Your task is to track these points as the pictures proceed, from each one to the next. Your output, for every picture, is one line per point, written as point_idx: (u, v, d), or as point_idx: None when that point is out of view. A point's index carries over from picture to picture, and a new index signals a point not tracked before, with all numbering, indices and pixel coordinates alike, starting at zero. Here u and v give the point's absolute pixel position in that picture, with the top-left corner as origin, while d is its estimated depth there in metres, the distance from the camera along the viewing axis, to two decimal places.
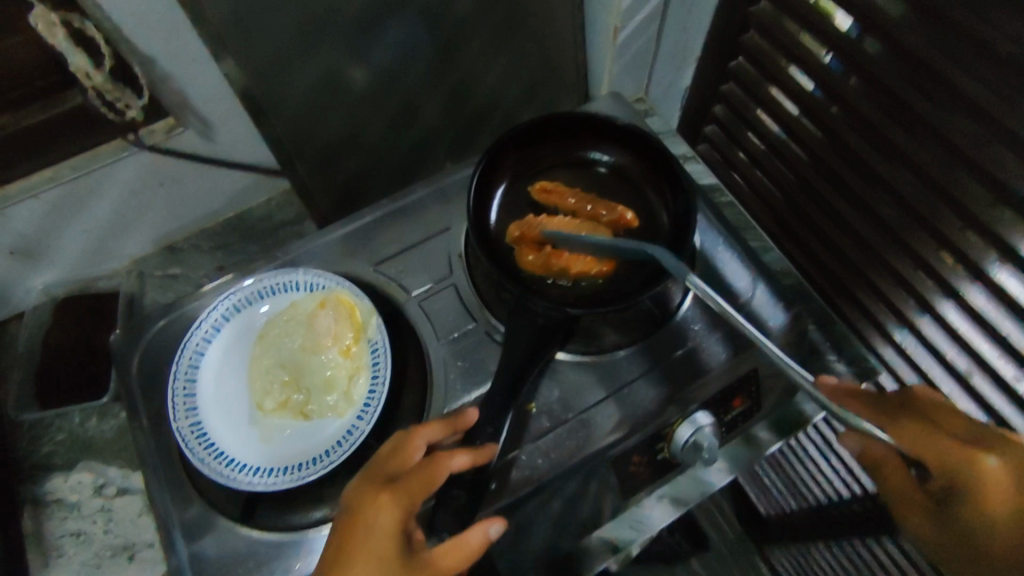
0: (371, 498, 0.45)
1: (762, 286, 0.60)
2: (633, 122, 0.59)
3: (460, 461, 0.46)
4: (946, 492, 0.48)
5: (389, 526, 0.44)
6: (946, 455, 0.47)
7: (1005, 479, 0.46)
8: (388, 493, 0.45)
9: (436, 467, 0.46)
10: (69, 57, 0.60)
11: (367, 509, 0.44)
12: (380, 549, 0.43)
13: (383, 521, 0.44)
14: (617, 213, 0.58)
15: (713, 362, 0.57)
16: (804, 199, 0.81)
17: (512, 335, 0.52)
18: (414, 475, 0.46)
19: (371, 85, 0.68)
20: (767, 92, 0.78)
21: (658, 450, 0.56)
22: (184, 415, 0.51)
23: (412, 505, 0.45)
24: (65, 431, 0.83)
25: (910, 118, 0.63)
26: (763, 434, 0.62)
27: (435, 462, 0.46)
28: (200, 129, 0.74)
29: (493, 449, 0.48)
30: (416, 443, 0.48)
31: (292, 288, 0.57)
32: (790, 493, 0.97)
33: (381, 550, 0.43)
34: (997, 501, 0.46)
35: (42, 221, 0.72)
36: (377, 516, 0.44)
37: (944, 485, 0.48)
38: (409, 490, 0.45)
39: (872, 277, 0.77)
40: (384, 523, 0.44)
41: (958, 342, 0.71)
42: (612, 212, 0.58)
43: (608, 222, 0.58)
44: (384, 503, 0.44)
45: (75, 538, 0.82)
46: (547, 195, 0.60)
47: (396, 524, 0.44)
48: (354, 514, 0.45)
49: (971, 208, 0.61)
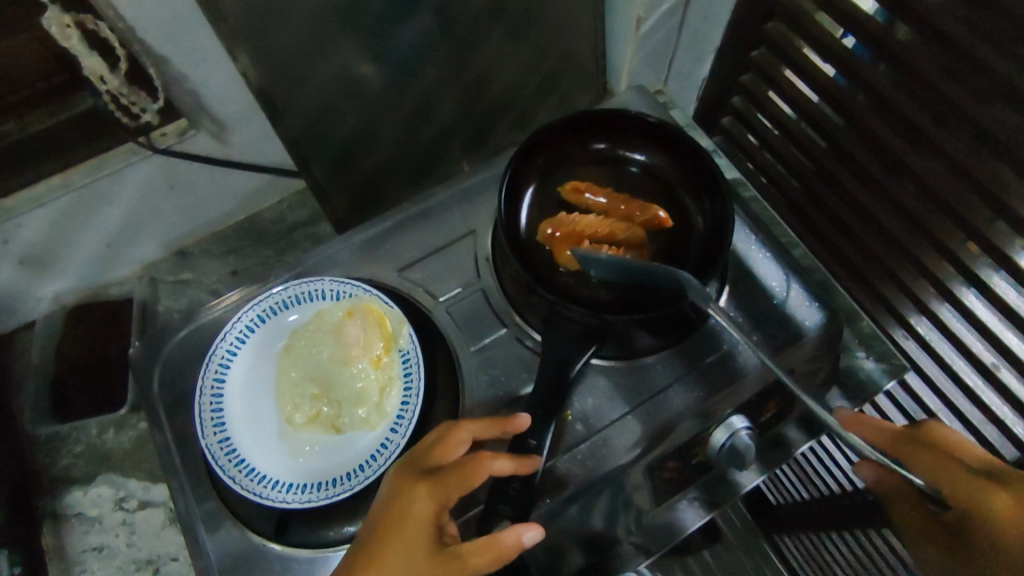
0: (408, 488, 0.46)
1: (797, 286, 0.59)
2: (664, 119, 0.58)
3: (500, 465, 0.46)
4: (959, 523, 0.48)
5: (422, 518, 0.45)
6: (954, 478, 0.48)
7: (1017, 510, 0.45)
8: (425, 486, 0.45)
9: (475, 468, 0.46)
10: (84, 61, 0.58)
11: (403, 499, 0.46)
12: (411, 539, 0.44)
13: (417, 513, 0.45)
14: (651, 213, 0.57)
15: (749, 367, 0.56)
16: (825, 190, 0.80)
17: (550, 343, 0.51)
18: (452, 472, 0.46)
19: (390, 83, 0.66)
20: (789, 82, 0.76)
21: (693, 454, 0.54)
22: (212, 431, 0.50)
23: (446, 499, 0.46)
24: (83, 443, 0.82)
25: (944, 109, 0.61)
26: (794, 435, 0.59)
27: (475, 461, 0.46)
28: (213, 132, 0.72)
29: (536, 462, 0.47)
30: (460, 437, 0.47)
31: (318, 296, 0.56)
32: (801, 484, 0.96)
33: (413, 540, 0.44)
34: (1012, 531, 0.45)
35: (52, 229, 0.71)
36: (412, 507, 0.45)
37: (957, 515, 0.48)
38: (445, 486, 0.46)
39: (893, 269, 0.76)
40: (417, 515, 0.45)
41: (984, 335, 0.71)
42: (646, 212, 0.58)
43: (642, 222, 0.57)
44: (420, 495, 0.45)
45: (97, 553, 0.80)
46: (580, 194, 0.59)
47: (429, 517, 0.45)
48: (391, 502, 0.46)
49: (1004, 199, 0.60)
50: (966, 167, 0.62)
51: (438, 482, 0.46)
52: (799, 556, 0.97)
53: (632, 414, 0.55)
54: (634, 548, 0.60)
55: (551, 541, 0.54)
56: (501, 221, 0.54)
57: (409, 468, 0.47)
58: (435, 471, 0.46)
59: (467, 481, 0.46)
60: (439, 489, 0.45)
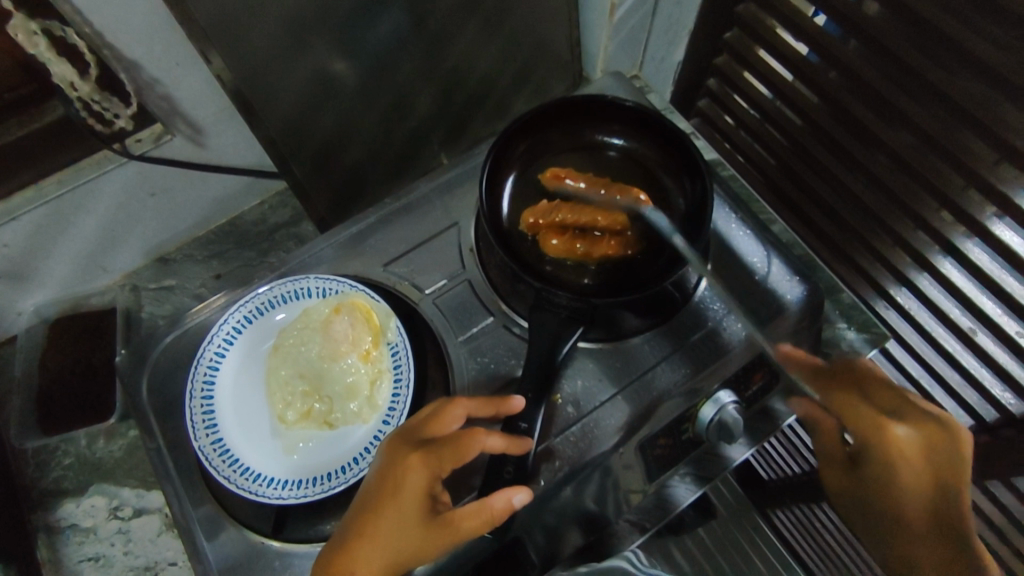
0: (401, 459, 0.47)
1: (777, 261, 0.60)
2: (640, 103, 0.59)
3: (492, 442, 0.46)
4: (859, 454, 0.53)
5: (417, 487, 0.46)
6: (861, 425, 0.51)
7: (912, 447, 0.51)
8: (418, 457, 0.46)
9: (468, 441, 0.46)
10: (53, 69, 0.57)
11: (398, 471, 0.46)
12: (405, 506, 0.46)
13: (410, 483, 0.46)
14: (632, 195, 0.57)
15: (733, 342, 0.57)
16: (800, 167, 0.81)
17: (537, 328, 0.51)
18: (446, 444, 0.47)
19: (367, 78, 0.66)
20: (762, 62, 0.77)
21: (683, 430, 0.54)
22: (205, 433, 0.50)
23: (440, 470, 0.47)
24: (73, 454, 0.82)
25: (914, 82, 0.62)
26: (780, 408, 0.60)
27: (467, 435, 0.46)
28: (190, 136, 0.72)
29: (528, 443, 0.47)
30: (455, 413, 0.48)
31: (305, 294, 0.56)
32: (792, 459, 1.00)
33: (406, 507, 0.46)
34: (907, 471, 0.51)
35: (29, 241, 0.70)
36: (406, 477, 0.46)
37: (859, 449, 0.53)
38: (438, 457, 0.47)
39: (870, 241, 0.77)
40: (411, 485, 0.46)
41: (959, 299, 0.73)
42: (627, 194, 0.57)
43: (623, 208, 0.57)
44: (413, 465, 0.46)
45: (93, 563, 0.79)
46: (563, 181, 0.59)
47: (423, 487, 0.46)
48: (386, 471, 0.47)
49: (973, 166, 0.62)
50: (936, 138, 0.63)
51: (431, 453, 0.47)
52: (794, 527, 1.01)
53: (622, 393, 0.55)
54: (630, 526, 0.62)
55: (548, 522, 0.54)
56: (483, 209, 0.54)
57: (404, 440, 0.48)
58: (429, 443, 0.47)
59: (461, 455, 0.46)
60: (432, 460, 0.46)
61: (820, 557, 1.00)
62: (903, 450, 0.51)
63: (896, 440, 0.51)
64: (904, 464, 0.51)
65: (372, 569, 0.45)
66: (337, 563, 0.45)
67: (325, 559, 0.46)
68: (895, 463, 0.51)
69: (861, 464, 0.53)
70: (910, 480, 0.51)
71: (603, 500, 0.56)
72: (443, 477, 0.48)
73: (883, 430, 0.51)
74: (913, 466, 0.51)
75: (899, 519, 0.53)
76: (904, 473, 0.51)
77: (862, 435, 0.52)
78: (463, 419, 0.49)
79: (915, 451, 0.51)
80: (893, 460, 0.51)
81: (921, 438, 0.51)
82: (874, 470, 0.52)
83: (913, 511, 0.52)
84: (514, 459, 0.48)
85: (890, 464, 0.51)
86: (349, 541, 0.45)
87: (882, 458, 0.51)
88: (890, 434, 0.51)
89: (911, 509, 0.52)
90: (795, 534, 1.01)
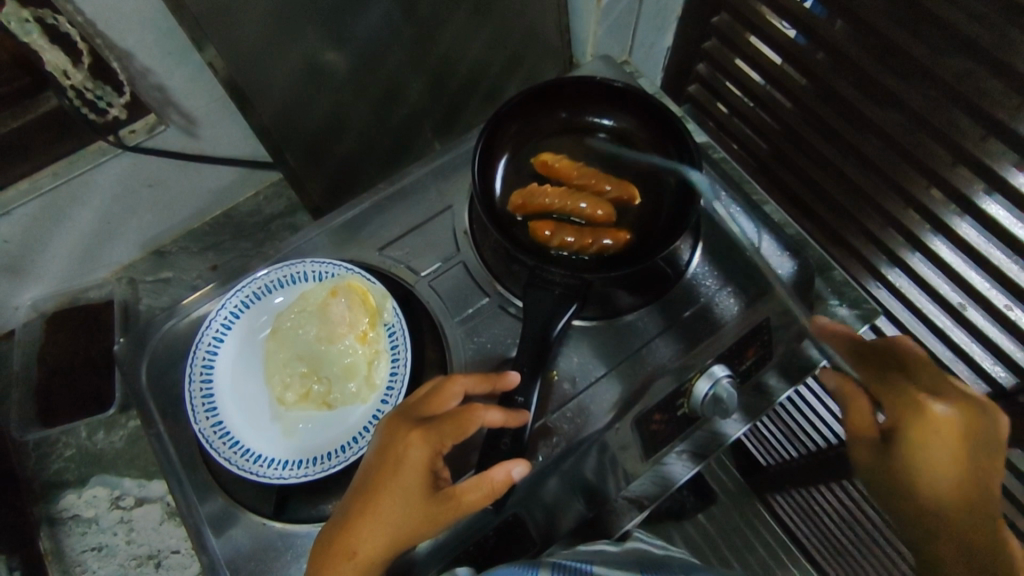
0: (403, 436, 0.47)
1: (767, 237, 0.61)
2: (628, 83, 0.60)
3: (491, 417, 0.47)
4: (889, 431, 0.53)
5: (417, 463, 0.46)
6: (897, 398, 0.52)
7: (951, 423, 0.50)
8: (419, 434, 0.47)
9: (468, 416, 0.47)
10: (45, 55, 0.58)
11: (398, 447, 0.47)
12: (406, 484, 0.46)
13: (412, 459, 0.46)
14: (622, 188, 0.58)
15: (727, 316, 0.57)
16: (791, 150, 0.80)
17: (532, 305, 0.52)
18: (446, 420, 0.47)
19: (358, 67, 0.66)
20: (749, 44, 0.76)
21: (679, 405, 0.55)
22: (204, 416, 0.51)
23: (441, 445, 0.47)
24: (73, 445, 0.82)
25: (900, 61, 0.61)
26: (774, 382, 0.61)
27: (466, 411, 0.47)
28: (183, 126, 0.72)
29: (524, 417, 0.48)
30: (453, 390, 0.48)
31: (302, 278, 0.57)
32: (789, 442, 0.98)
33: (407, 483, 0.46)
34: (942, 450, 0.50)
35: (24, 234, 0.71)
36: (407, 454, 0.46)
37: (892, 426, 0.52)
38: (439, 433, 0.47)
39: (861, 220, 0.76)
40: (412, 462, 0.46)
41: (949, 275, 0.70)
42: (618, 188, 0.58)
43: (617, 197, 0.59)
44: (414, 442, 0.46)
45: (97, 553, 0.80)
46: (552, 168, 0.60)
47: (424, 462, 0.46)
48: (387, 448, 0.47)
49: (961, 143, 0.60)
50: (923, 115, 0.62)
51: (431, 429, 0.47)
52: (792, 510, 1.02)
53: (619, 368, 0.56)
54: (628, 502, 0.62)
55: (546, 498, 0.55)
56: (476, 191, 0.55)
57: (402, 418, 0.48)
58: (429, 419, 0.48)
59: (461, 431, 0.47)
60: (433, 436, 0.47)
61: (818, 539, 1.01)
62: (939, 429, 0.50)
63: (932, 418, 0.50)
64: (943, 446, 0.50)
65: (374, 546, 0.45)
66: (340, 541, 0.45)
67: (328, 536, 0.46)
68: (926, 442, 0.50)
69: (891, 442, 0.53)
70: (940, 465, 0.50)
71: (603, 475, 0.57)
72: (443, 454, 0.48)
73: (917, 402, 0.50)
74: (949, 453, 0.50)
75: (933, 508, 0.51)
76: (934, 456, 0.50)
77: (894, 407, 0.52)
78: (462, 396, 0.49)
79: (955, 437, 0.49)
80: (927, 434, 0.50)
81: (962, 425, 0.50)
82: (904, 450, 0.51)
83: (950, 499, 0.50)
84: (511, 432, 0.49)
85: (921, 444, 0.50)
86: (351, 518, 0.46)
87: (913, 437, 0.50)
88: (929, 411, 0.50)
89: (946, 497, 0.51)
90: (793, 517, 1.02)
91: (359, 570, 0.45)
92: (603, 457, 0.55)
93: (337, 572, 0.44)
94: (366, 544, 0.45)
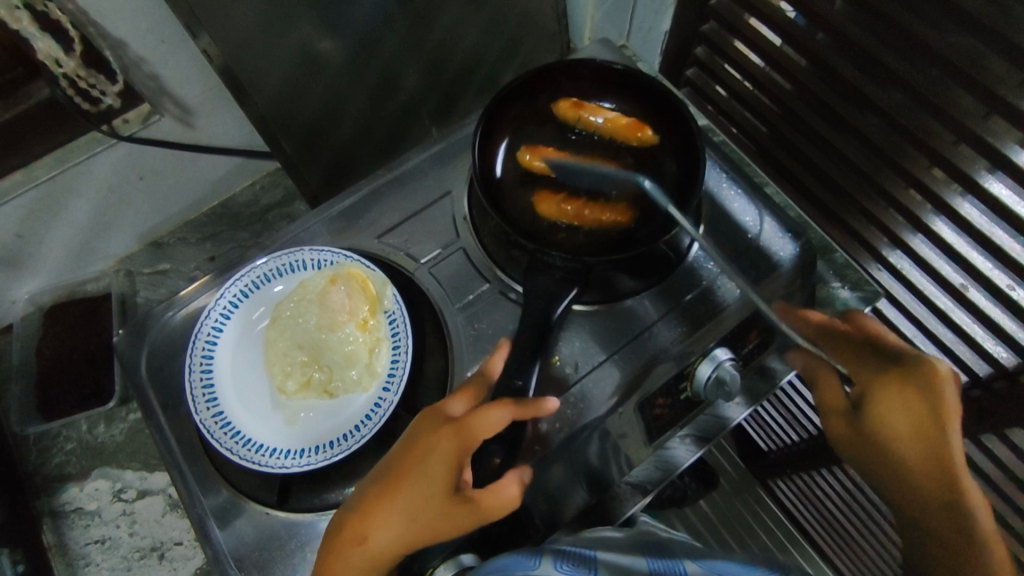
0: (433, 431, 0.47)
1: (769, 219, 0.60)
2: (633, 66, 0.59)
3: (504, 416, 0.46)
4: (859, 397, 0.53)
5: (444, 461, 0.46)
6: (864, 367, 0.52)
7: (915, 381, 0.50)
8: (451, 432, 0.47)
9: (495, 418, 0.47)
10: (36, 43, 0.57)
11: (431, 443, 0.47)
12: (428, 479, 0.46)
13: (437, 454, 0.46)
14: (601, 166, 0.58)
15: (729, 299, 0.57)
16: (790, 132, 0.78)
17: (533, 290, 0.51)
18: (477, 419, 0.47)
19: (353, 54, 0.66)
20: (746, 23, 0.74)
21: (681, 389, 0.55)
22: (205, 407, 0.50)
23: (469, 446, 0.46)
24: (75, 439, 0.85)
25: (901, 39, 0.60)
26: (777, 365, 0.61)
27: (485, 412, 0.47)
28: (177, 116, 0.72)
29: (549, 406, 0.48)
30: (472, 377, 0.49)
31: (300, 267, 0.56)
32: (789, 427, 0.97)
33: (430, 480, 0.46)
34: (908, 402, 0.50)
35: (20, 225, 0.71)
36: (437, 452, 0.46)
37: (860, 392, 0.53)
38: (469, 434, 0.46)
39: (862, 202, 0.74)
40: (437, 457, 0.46)
41: (949, 255, 0.69)
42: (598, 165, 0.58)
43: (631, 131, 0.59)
44: (445, 440, 0.46)
45: (100, 545, 0.83)
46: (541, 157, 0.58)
47: (451, 461, 0.46)
48: (419, 443, 0.47)
49: (962, 120, 0.59)
50: (923, 93, 0.60)
51: (461, 428, 0.47)
52: (793, 496, 1.03)
53: (621, 353, 0.55)
54: (631, 487, 0.62)
55: (548, 484, 0.55)
56: (477, 174, 0.54)
57: (439, 413, 0.48)
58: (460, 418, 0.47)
59: (484, 432, 0.46)
60: (463, 435, 0.46)
61: (819, 522, 1.02)
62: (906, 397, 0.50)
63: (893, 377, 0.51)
64: (902, 412, 0.51)
65: (386, 539, 0.46)
66: (353, 528, 0.46)
67: (343, 516, 0.47)
68: (893, 403, 0.51)
69: (861, 406, 0.53)
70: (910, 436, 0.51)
71: (605, 462, 0.57)
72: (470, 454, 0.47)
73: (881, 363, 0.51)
74: (918, 415, 0.50)
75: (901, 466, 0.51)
76: (897, 421, 0.51)
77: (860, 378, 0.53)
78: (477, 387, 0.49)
79: (913, 391, 0.50)
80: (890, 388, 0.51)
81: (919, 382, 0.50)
82: (873, 415, 0.52)
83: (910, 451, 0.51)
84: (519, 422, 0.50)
85: (889, 405, 0.51)
86: (369, 504, 0.47)
87: (878, 395, 0.51)
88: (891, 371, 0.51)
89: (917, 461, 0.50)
90: (794, 502, 1.04)
91: (371, 561, 0.46)
92: (604, 442, 0.55)
93: (347, 556, 0.45)
94: (382, 535, 0.46)
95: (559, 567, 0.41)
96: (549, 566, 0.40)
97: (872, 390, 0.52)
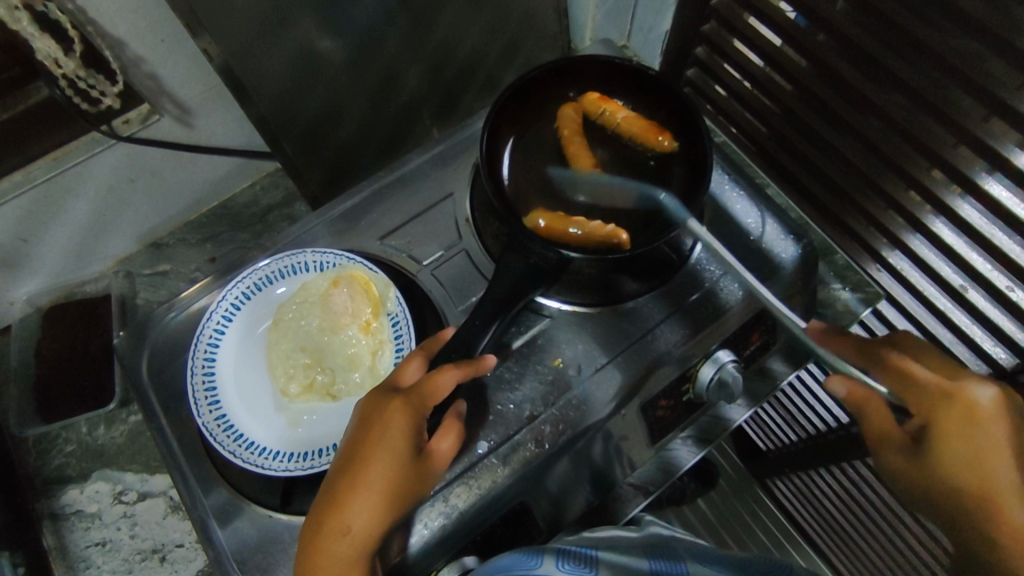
0: (386, 405, 0.48)
1: (772, 222, 0.60)
2: (639, 62, 0.59)
3: (449, 377, 0.47)
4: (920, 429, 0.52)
5: (400, 430, 0.47)
6: (929, 396, 0.51)
7: (989, 409, 0.49)
8: (399, 401, 0.47)
9: (437, 379, 0.47)
10: (36, 44, 0.55)
11: (382, 417, 0.47)
12: (390, 452, 0.46)
13: (395, 426, 0.47)
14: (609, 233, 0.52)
15: (731, 301, 0.56)
16: (789, 132, 0.78)
17: (507, 272, 0.51)
18: (420, 384, 0.48)
19: (354, 54, 0.65)
20: (746, 23, 0.74)
21: (684, 391, 0.57)
22: (207, 409, 0.50)
23: (421, 410, 0.48)
24: (74, 441, 0.85)
25: (900, 39, 0.60)
26: (775, 364, 0.62)
27: (429, 377, 0.48)
28: (177, 116, 0.72)
29: (490, 360, 0.49)
30: (413, 356, 0.50)
31: (303, 269, 0.56)
32: (789, 427, 0.97)
33: (390, 451, 0.46)
34: (980, 434, 0.49)
35: (17, 227, 0.70)
36: (390, 423, 0.47)
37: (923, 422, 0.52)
38: (418, 399, 0.47)
39: (862, 204, 0.74)
40: (396, 428, 0.47)
41: (948, 256, 0.69)
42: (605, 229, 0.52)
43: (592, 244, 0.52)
44: (395, 409, 0.47)
45: (101, 548, 0.82)
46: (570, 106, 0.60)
47: (407, 427, 0.47)
48: (371, 420, 0.48)
49: (962, 123, 0.59)
50: (923, 93, 0.60)
51: (411, 396, 0.48)
52: (791, 495, 1.03)
53: (622, 356, 0.55)
54: (633, 488, 0.64)
55: (551, 486, 0.55)
56: (483, 164, 0.54)
57: (382, 390, 0.49)
58: (405, 389, 0.48)
59: (432, 395, 0.47)
60: (412, 400, 0.47)
61: (817, 521, 1.02)
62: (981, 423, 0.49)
63: (969, 405, 0.50)
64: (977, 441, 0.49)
65: (367, 522, 0.45)
66: (331, 522, 0.46)
67: (318, 513, 0.46)
68: (968, 434, 0.49)
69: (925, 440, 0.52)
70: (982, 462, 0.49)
71: (605, 462, 0.57)
72: (425, 418, 0.48)
73: (952, 391, 0.50)
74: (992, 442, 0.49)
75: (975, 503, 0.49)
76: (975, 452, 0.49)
77: (926, 406, 0.51)
78: (422, 362, 0.50)
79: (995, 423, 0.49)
80: (963, 416, 0.50)
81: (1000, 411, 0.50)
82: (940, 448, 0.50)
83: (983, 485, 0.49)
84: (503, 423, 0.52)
85: (964, 440, 0.49)
86: (341, 493, 0.46)
87: (953, 426, 0.50)
88: (963, 398, 0.50)
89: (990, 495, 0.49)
90: (793, 501, 1.04)
91: (357, 546, 0.45)
92: (604, 444, 0.55)
93: (334, 551, 0.44)
94: (360, 519, 0.45)
95: (560, 567, 0.41)
96: (551, 565, 0.40)
97: (947, 419, 0.50)
